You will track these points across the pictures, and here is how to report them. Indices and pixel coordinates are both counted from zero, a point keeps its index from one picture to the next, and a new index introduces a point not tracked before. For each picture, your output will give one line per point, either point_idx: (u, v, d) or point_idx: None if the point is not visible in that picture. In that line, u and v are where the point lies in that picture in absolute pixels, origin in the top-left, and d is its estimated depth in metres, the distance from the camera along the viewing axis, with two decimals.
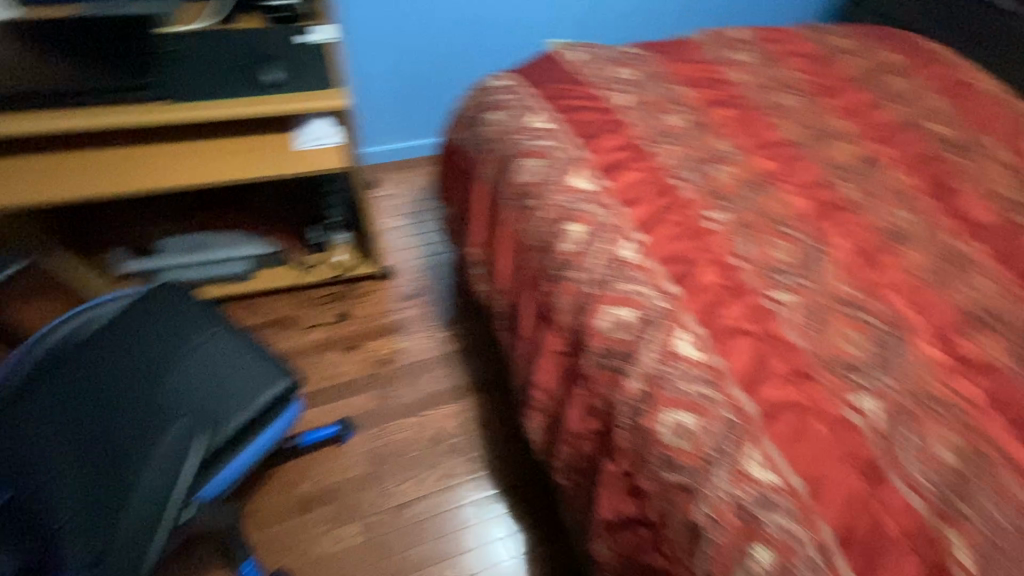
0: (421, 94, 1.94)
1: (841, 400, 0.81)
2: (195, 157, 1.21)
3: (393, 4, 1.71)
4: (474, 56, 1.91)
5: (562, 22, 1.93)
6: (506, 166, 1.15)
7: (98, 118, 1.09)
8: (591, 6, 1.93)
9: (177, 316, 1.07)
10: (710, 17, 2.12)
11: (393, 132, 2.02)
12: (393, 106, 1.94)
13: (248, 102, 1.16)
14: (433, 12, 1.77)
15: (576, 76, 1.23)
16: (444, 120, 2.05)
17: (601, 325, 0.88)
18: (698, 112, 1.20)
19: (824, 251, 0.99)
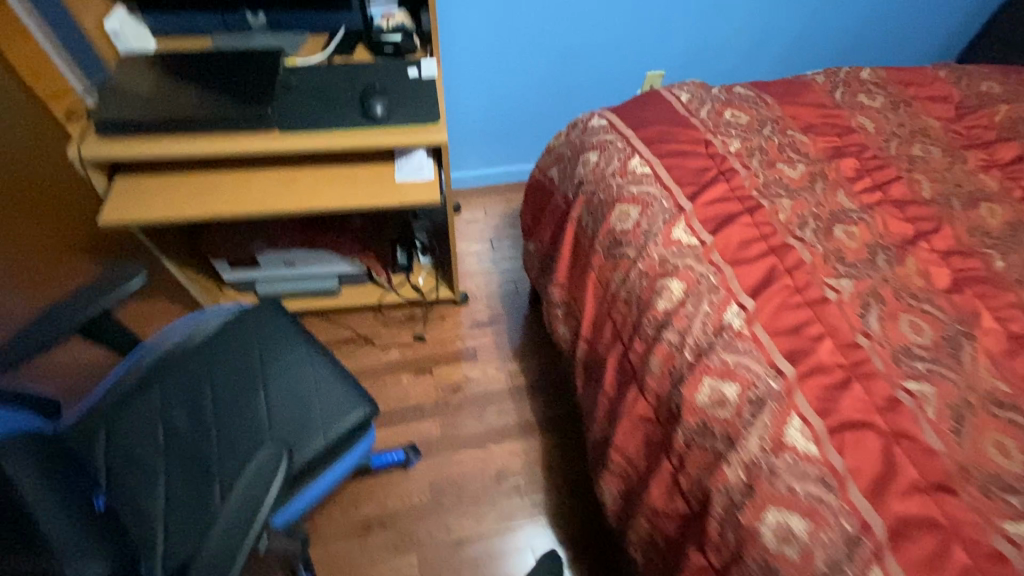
0: (513, 124, 1.94)
1: (991, 524, 0.68)
2: (301, 181, 1.28)
3: (494, 40, 1.69)
4: (568, 91, 1.89)
5: (663, 60, 1.86)
6: (601, 209, 1.10)
7: (225, 145, 1.18)
8: (696, 46, 1.84)
9: (271, 333, 1.11)
10: (826, 55, 1.97)
11: (482, 158, 2.04)
12: (484, 136, 1.96)
13: (355, 134, 1.21)
14: (533, 49, 1.74)
15: (681, 117, 1.17)
16: (529, 149, 2.04)
17: (698, 398, 0.81)
18: (817, 162, 1.10)
19: (968, 336, 0.86)
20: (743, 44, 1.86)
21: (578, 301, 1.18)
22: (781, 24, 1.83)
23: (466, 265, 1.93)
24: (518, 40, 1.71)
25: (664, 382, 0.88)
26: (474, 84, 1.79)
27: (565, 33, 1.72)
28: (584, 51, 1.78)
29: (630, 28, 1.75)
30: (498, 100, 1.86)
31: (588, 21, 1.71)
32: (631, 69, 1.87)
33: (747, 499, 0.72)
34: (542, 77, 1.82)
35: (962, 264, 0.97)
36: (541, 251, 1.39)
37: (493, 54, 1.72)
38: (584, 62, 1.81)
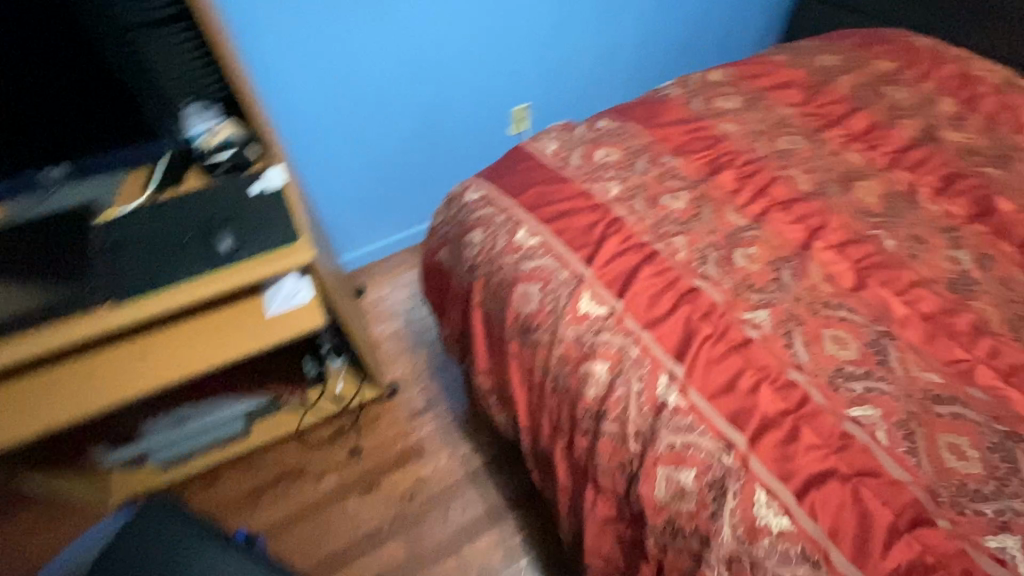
0: (392, 194, 1.79)
1: (976, 546, 0.65)
2: (167, 348, 1.12)
3: (342, 114, 1.55)
4: (440, 144, 1.75)
5: (529, 90, 1.77)
6: (500, 293, 1.01)
7: (46, 342, 0.96)
8: (557, 67, 1.76)
9: (161, 546, 0.89)
10: (681, 62, 2.01)
11: (370, 235, 1.87)
12: (364, 213, 1.79)
13: (208, 279, 1.03)
14: (389, 112, 1.61)
15: (554, 172, 1.11)
16: (419, 212, 1.89)
17: (658, 494, 0.75)
18: (698, 184, 1.07)
19: (888, 334, 0.85)
20: (601, 64, 1.83)
21: (506, 389, 1.08)
22: (631, 38, 1.83)
23: (385, 352, 1.77)
24: (369, 108, 1.57)
25: (618, 478, 0.80)
26: (335, 163, 1.63)
27: (417, 89, 1.60)
28: (444, 102, 1.66)
29: (483, 70, 1.65)
30: (367, 173, 1.70)
31: (437, 73, 1.60)
32: (498, 111, 1.76)
33: None
34: (408, 139, 1.69)
35: (860, 253, 0.97)
36: (454, 336, 1.27)
37: (346, 127, 1.58)
38: (447, 114, 1.69)
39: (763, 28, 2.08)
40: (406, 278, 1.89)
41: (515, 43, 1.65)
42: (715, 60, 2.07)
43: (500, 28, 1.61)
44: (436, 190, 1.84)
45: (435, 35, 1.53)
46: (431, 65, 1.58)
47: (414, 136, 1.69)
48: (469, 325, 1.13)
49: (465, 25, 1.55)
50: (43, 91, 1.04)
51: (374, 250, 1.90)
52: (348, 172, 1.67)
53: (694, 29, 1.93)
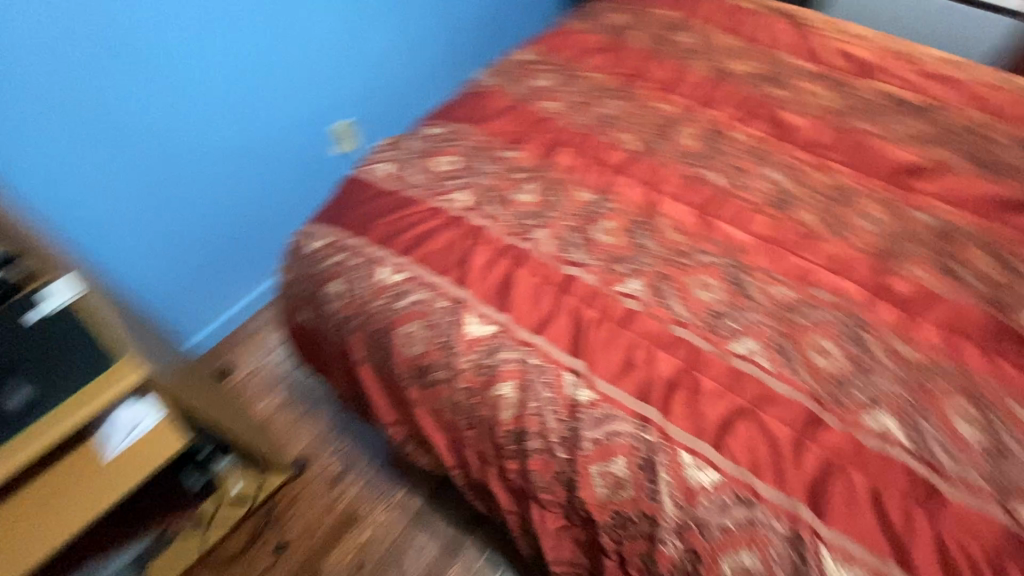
0: (224, 256, 1.57)
1: (861, 429, 0.74)
2: None
3: (123, 184, 1.30)
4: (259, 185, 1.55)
5: (340, 102, 1.62)
6: (381, 341, 0.92)
7: None
8: (362, 72, 1.64)
9: None
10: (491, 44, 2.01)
11: (216, 306, 1.64)
12: (197, 285, 1.56)
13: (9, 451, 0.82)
14: (182, 167, 1.38)
15: (397, 196, 1.03)
16: (263, 263, 1.68)
17: (598, 492, 0.74)
18: (541, 169, 1.07)
19: (741, 265, 0.93)
20: (409, 64, 1.76)
21: (421, 434, 1.01)
22: (431, 28, 1.77)
23: (279, 427, 1.59)
24: (160, 171, 1.35)
25: (558, 490, 0.78)
26: (135, 241, 1.38)
27: (214, 137, 1.40)
28: (251, 144, 1.48)
29: (285, 99, 1.49)
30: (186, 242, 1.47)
31: (232, 114, 1.41)
32: (316, 138, 1.62)
33: (699, 565, 0.68)
34: (222, 193, 1.48)
35: (698, 196, 1.04)
36: (348, 394, 1.16)
37: (139, 199, 1.34)
38: (259, 156, 1.51)
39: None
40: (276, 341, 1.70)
41: (312, 63, 1.51)
42: (520, 36, 2.10)
43: (290, 50, 1.45)
44: (274, 237, 1.67)
45: (214, 73, 1.34)
46: (222, 107, 1.38)
47: (229, 189, 1.49)
48: (360, 382, 1.03)
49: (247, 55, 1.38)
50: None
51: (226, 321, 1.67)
52: (160, 248, 1.43)
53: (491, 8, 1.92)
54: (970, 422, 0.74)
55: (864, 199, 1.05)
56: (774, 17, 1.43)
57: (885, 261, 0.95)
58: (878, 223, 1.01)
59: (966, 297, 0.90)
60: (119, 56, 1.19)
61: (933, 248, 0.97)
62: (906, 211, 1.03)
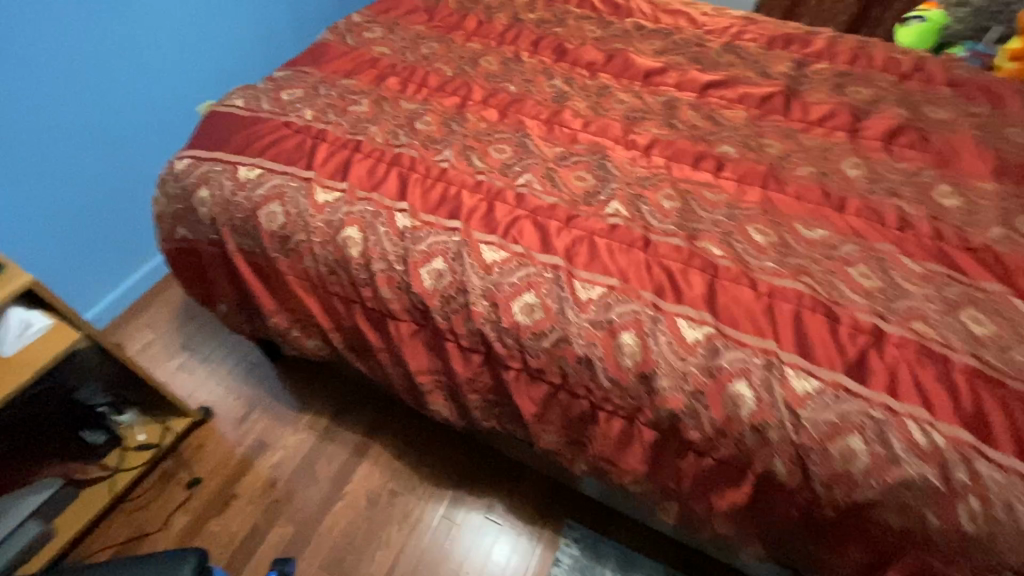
0: (106, 227, 1.73)
1: (603, 215, 1.06)
2: None
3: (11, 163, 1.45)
4: (134, 143, 1.74)
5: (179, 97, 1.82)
6: (251, 225, 1.12)
7: None
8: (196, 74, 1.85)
9: None
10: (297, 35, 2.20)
11: (120, 273, 1.83)
12: (85, 261, 1.71)
13: None
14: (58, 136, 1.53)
15: (250, 118, 1.24)
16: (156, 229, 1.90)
17: (427, 285, 1.00)
18: (373, 91, 1.33)
19: (527, 134, 1.24)
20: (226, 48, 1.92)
21: (297, 308, 1.20)
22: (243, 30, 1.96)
23: (180, 385, 1.73)
24: (31, 156, 1.48)
25: (402, 297, 1.03)
26: (28, 221, 1.53)
27: (77, 121, 1.55)
28: (112, 125, 1.65)
29: (132, 99, 1.68)
30: (75, 217, 1.64)
31: (88, 103, 1.56)
32: (155, 116, 1.77)
33: (498, 312, 0.96)
34: (112, 158, 1.68)
35: (498, 99, 1.35)
36: (234, 306, 1.32)
37: (25, 185, 1.49)
38: (126, 134, 1.70)
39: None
40: (163, 317, 1.87)
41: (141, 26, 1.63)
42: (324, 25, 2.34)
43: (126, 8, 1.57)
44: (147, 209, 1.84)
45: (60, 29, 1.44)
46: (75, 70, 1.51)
47: (117, 160, 1.70)
48: (240, 278, 1.21)
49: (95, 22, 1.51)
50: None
51: (116, 298, 1.83)
52: (54, 225, 1.59)
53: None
54: (673, 202, 1.09)
55: (618, 91, 1.43)
56: None
57: (628, 124, 1.31)
58: (627, 104, 1.38)
59: (680, 138, 1.28)
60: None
61: (662, 115, 1.34)
62: (647, 96, 1.41)
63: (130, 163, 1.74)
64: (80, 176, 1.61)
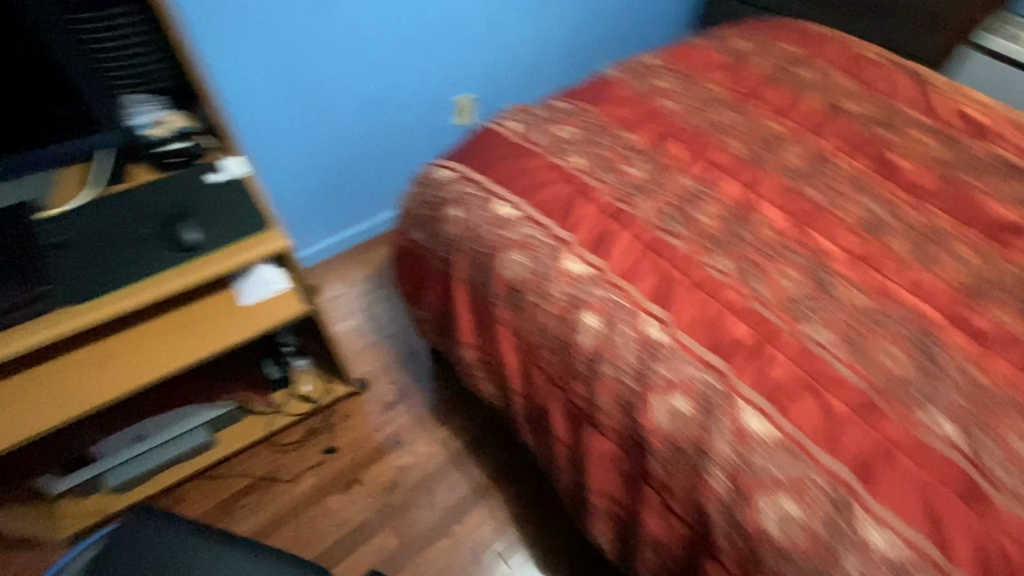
0: (348, 182, 1.81)
1: (917, 427, 0.78)
2: (148, 347, 1.02)
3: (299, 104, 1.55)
4: (400, 115, 1.76)
5: (456, 84, 1.80)
6: (486, 263, 1.05)
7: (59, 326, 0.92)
8: (481, 67, 1.81)
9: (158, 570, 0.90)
10: (592, 52, 2.05)
11: (349, 220, 1.92)
12: (321, 206, 1.81)
13: (212, 259, 1.01)
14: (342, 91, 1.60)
15: (521, 148, 1.17)
16: (387, 197, 1.94)
17: (657, 421, 0.82)
18: (653, 154, 1.18)
19: (827, 267, 0.99)
20: (519, 48, 1.85)
21: (494, 357, 1.11)
22: (542, 36, 1.88)
23: (351, 348, 1.77)
24: (324, 99, 1.58)
25: (619, 416, 0.86)
26: (292, 157, 1.64)
27: (372, 79, 1.62)
28: (389, 94, 1.69)
29: (415, 75, 1.70)
30: (337, 158, 1.72)
31: (386, 65, 1.62)
32: (429, 95, 1.77)
33: (741, 503, 0.75)
34: (385, 115, 1.72)
35: (793, 206, 1.11)
36: (433, 319, 1.31)
37: (311, 116, 1.59)
38: (397, 105, 1.73)
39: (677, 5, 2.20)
40: (359, 274, 1.93)
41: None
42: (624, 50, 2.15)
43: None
44: (386, 177, 1.88)
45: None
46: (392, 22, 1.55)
47: (388, 119, 1.74)
48: (452, 303, 1.17)
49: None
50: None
51: (331, 245, 1.93)
52: (319, 159, 1.69)
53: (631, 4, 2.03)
54: None
55: (957, 241, 1.09)
56: (900, 72, 1.47)
57: (968, 296, 0.98)
58: (969, 264, 1.04)
59: None
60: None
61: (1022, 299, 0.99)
62: (1000, 260, 1.05)
63: (390, 132, 1.77)
64: (353, 129, 1.69)
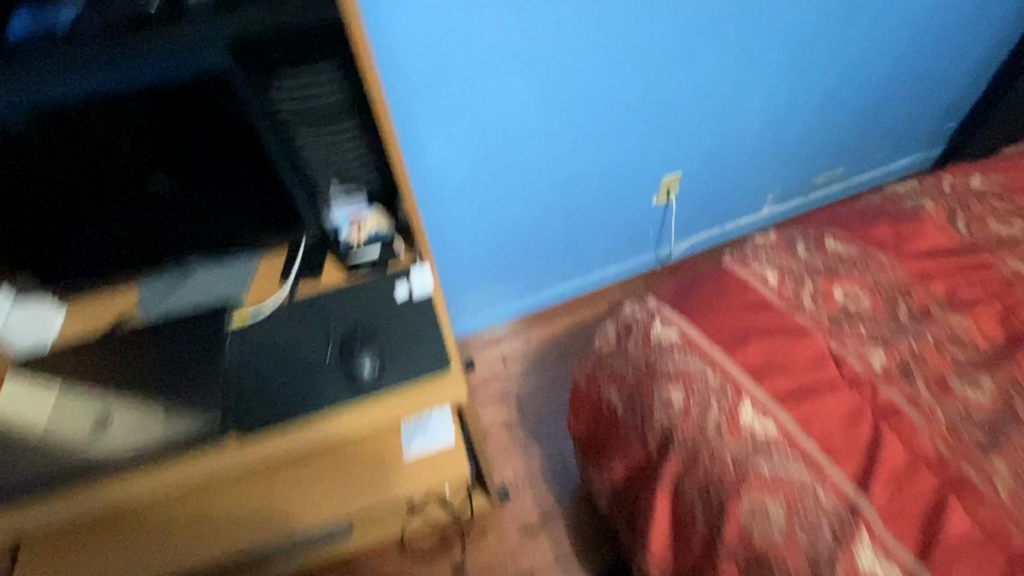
0: (521, 256, 1.58)
1: None
2: (314, 483, 0.94)
3: (492, 175, 1.33)
4: (598, 189, 1.49)
5: (668, 159, 1.51)
6: (716, 495, 0.75)
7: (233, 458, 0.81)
8: (702, 141, 1.50)
9: None
10: (830, 133, 1.66)
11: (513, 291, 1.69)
12: (486, 278, 1.60)
13: (389, 394, 0.85)
14: (543, 163, 1.36)
15: (781, 320, 0.86)
16: (558, 271, 1.70)
17: None
18: (997, 362, 0.78)
19: None
20: (749, 124, 1.52)
21: None
22: (778, 114, 1.54)
23: (497, 447, 1.55)
24: (520, 171, 1.35)
25: None
26: (469, 229, 1.43)
27: (580, 149, 1.37)
28: (592, 167, 1.43)
29: (628, 147, 1.42)
30: (518, 228, 1.49)
31: (600, 134, 1.36)
32: (635, 169, 1.49)
33: None
34: (593, 182, 1.47)
35: None
36: (605, 489, 1.04)
37: (516, 175, 1.36)
38: (598, 179, 1.46)
39: (968, 72, 1.69)
40: (515, 356, 1.71)
41: (707, 61, 1.32)
42: (866, 141, 1.75)
43: (720, 31, 1.27)
44: (562, 252, 1.64)
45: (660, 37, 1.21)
46: (637, 81, 1.28)
47: (593, 184, 1.48)
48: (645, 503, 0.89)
49: (691, 43, 1.26)
50: (223, 166, 0.86)
51: (486, 317, 1.72)
52: (509, 222, 1.46)
53: (891, 84, 1.62)
54: None
55: None
56: None
57: None
58: None
59: None
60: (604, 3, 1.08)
61: None
62: None
63: (582, 206, 1.52)
64: (543, 202, 1.46)
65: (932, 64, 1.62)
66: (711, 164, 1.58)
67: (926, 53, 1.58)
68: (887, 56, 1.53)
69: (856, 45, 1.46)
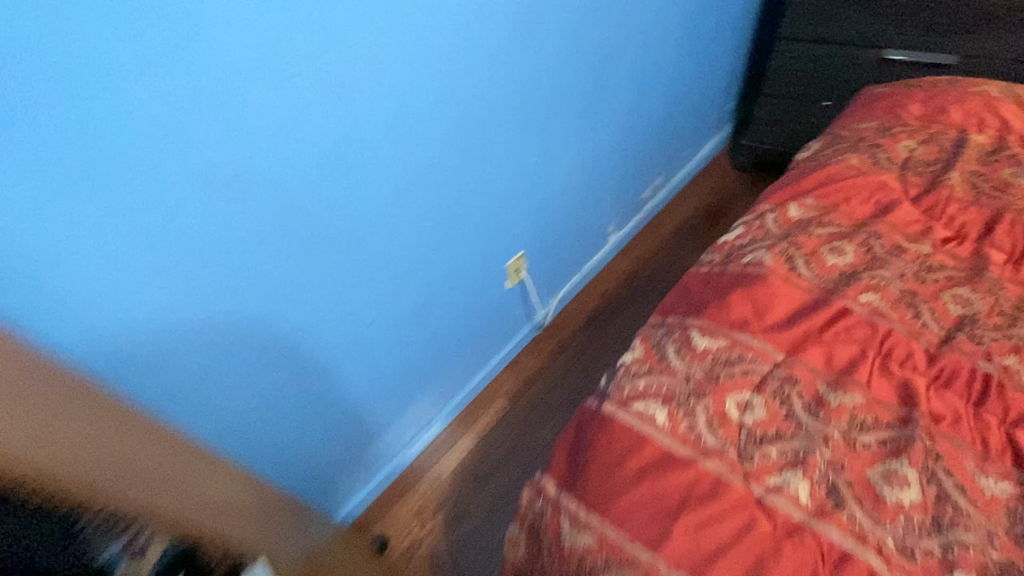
0: (390, 399, 1.27)
1: None
2: None
3: (313, 343, 1.01)
4: (448, 292, 1.24)
5: (508, 229, 1.31)
6: None
7: None
8: (534, 196, 1.33)
9: None
10: (642, 142, 1.63)
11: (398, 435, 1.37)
12: (358, 443, 1.26)
13: None
14: (373, 300, 1.06)
15: (692, 475, 0.73)
16: (440, 389, 1.43)
17: None
18: (901, 434, 0.74)
19: None
20: (571, 164, 1.40)
21: None
22: (594, 144, 1.44)
23: None
24: (350, 322, 1.05)
25: None
26: (311, 412, 1.09)
27: (411, 264, 1.09)
28: (433, 275, 1.17)
29: (465, 237, 1.18)
30: (373, 377, 1.19)
31: (429, 241, 1.10)
32: (479, 255, 1.26)
33: None
34: (440, 289, 1.21)
35: None
36: None
37: (346, 328, 1.05)
38: (445, 284, 1.21)
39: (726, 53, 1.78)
40: (430, 498, 1.39)
41: (513, 120, 1.13)
42: (670, 136, 1.76)
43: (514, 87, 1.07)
44: (436, 370, 1.37)
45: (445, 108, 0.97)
46: (449, 180, 1.06)
47: (436, 294, 1.21)
48: None
49: (482, 123, 1.06)
50: None
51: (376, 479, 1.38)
52: (360, 376, 1.15)
53: (676, 82, 1.63)
54: None
55: None
56: None
57: None
58: None
59: None
60: (352, 87, 0.81)
61: None
62: None
63: (438, 318, 1.26)
64: (392, 337, 1.17)
65: (700, 53, 1.66)
66: (550, 216, 1.43)
67: (694, 47, 1.61)
68: (665, 59, 1.52)
69: (638, 61, 1.41)
